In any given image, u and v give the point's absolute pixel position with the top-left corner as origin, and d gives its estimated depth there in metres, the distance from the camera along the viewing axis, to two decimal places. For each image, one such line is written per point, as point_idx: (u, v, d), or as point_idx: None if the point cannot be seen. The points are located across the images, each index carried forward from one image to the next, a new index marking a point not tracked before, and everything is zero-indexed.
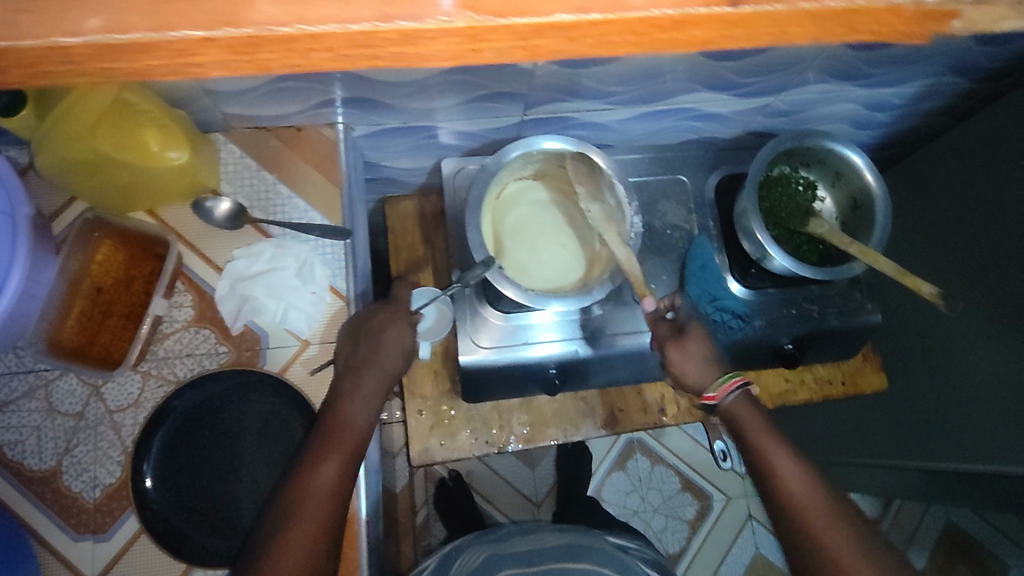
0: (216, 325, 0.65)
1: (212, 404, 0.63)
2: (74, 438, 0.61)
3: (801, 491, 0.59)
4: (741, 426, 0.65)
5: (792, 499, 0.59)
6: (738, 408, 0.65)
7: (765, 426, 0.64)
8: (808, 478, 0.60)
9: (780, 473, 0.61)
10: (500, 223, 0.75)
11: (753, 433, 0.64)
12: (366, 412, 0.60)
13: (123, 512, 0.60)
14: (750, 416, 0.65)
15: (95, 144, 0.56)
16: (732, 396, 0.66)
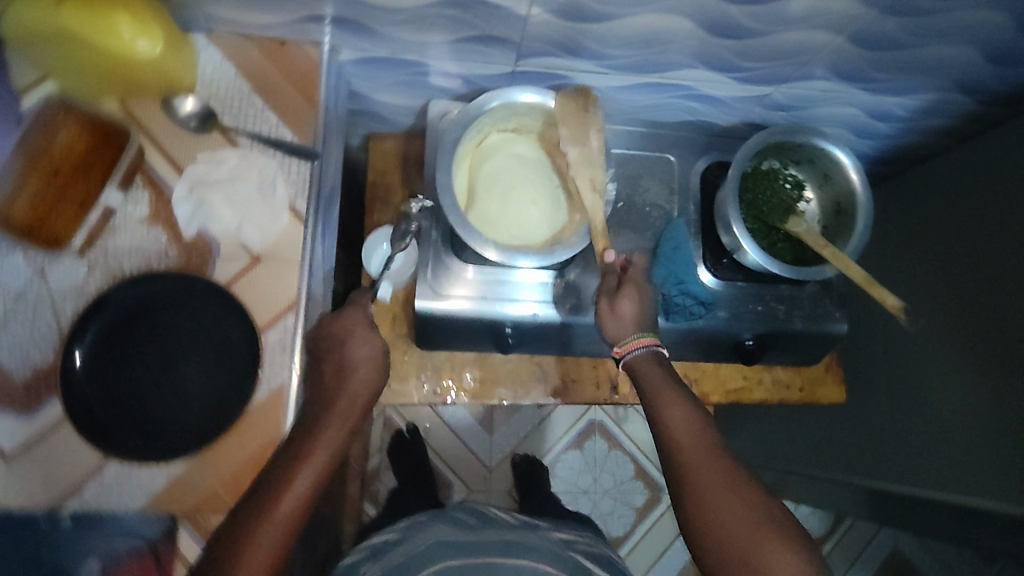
0: (169, 226, 0.64)
1: (155, 306, 0.62)
2: (12, 315, 0.61)
3: (692, 448, 0.58)
4: (641, 380, 0.64)
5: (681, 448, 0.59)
6: (641, 365, 0.64)
7: (666, 382, 0.63)
8: (702, 437, 0.59)
9: (674, 433, 0.60)
10: (475, 172, 0.75)
11: (652, 387, 0.63)
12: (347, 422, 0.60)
13: (48, 397, 0.60)
14: (652, 371, 0.64)
15: (62, 20, 0.54)
16: (642, 354, 0.65)
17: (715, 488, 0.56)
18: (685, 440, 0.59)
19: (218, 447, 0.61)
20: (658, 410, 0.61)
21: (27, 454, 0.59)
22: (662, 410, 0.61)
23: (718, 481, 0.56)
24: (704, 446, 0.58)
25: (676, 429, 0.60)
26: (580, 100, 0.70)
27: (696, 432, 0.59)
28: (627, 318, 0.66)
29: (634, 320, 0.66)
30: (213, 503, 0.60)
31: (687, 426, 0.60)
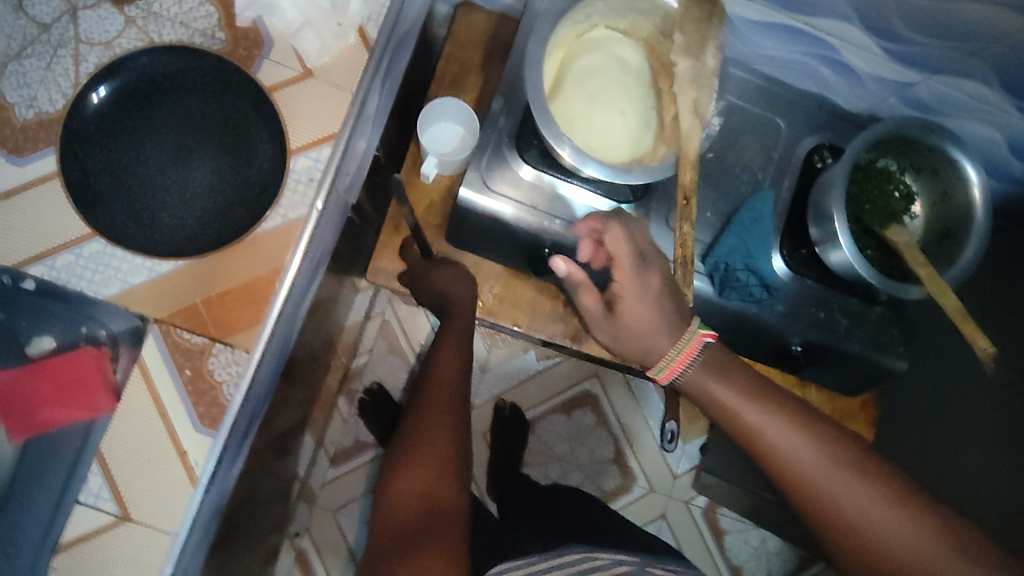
0: (222, 5, 0.56)
1: (184, 87, 0.55)
2: (30, 46, 0.56)
3: (763, 429, 0.59)
4: (708, 393, 0.62)
5: (761, 440, 0.59)
6: (696, 379, 0.63)
7: (741, 390, 0.61)
8: (809, 441, 0.57)
9: (775, 449, 0.58)
10: (568, 62, 0.65)
11: (722, 399, 0.62)
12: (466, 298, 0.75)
13: (44, 147, 0.54)
14: (717, 385, 0.62)
15: None
16: (689, 367, 0.63)
17: (852, 498, 0.54)
18: (792, 450, 0.57)
19: (211, 258, 0.54)
20: (752, 427, 0.59)
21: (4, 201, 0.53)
22: (759, 426, 0.59)
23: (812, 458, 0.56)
24: (781, 428, 0.58)
25: (778, 440, 0.58)
26: (705, 8, 0.60)
27: (802, 440, 0.57)
28: (641, 329, 0.62)
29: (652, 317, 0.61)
30: (191, 316, 0.54)
31: (759, 414, 0.60)
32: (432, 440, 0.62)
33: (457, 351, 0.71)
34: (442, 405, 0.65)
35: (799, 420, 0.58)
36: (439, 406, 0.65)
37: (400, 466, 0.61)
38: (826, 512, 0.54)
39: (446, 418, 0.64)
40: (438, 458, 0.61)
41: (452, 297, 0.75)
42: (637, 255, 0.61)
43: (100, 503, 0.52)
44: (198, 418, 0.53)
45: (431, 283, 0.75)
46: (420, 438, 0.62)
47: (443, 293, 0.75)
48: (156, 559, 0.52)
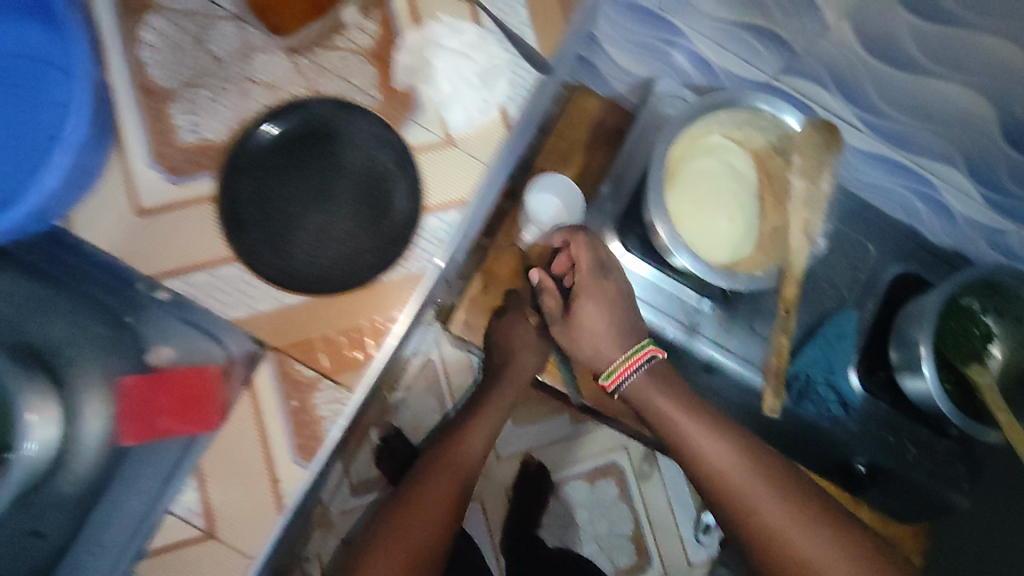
0: (383, 68, 0.61)
1: (337, 138, 0.59)
2: (202, 77, 0.59)
3: (703, 447, 0.65)
4: (653, 407, 0.67)
5: (693, 453, 0.66)
6: (646, 391, 0.67)
7: (677, 402, 0.67)
8: (735, 455, 0.65)
9: (708, 461, 0.65)
10: (684, 159, 0.66)
11: (665, 413, 0.66)
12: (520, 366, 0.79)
13: (202, 171, 0.57)
14: (664, 401, 0.67)
15: None
16: (638, 382, 0.67)
17: (772, 509, 0.63)
18: (718, 458, 0.65)
19: (335, 297, 0.57)
20: (685, 436, 0.66)
21: (154, 215, 0.57)
22: (685, 428, 0.66)
23: (740, 470, 0.64)
24: (716, 445, 0.65)
25: (710, 452, 0.65)
26: (826, 136, 0.62)
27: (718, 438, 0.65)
28: (595, 331, 0.68)
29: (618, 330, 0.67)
30: (305, 348, 0.57)
31: (695, 427, 0.66)
32: (426, 513, 0.69)
33: (481, 430, 0.78)
34: (449, 480, 0.72)
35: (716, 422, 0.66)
36: (440, 485, 0.71)
37: (397, 523, 0.68)
38: (748, 521, 0.64)
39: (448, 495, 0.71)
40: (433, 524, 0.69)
41: (519, 360, 0.79)
42: (601, 268, 0.68)
43: (191, 517, 0.55)
44: (297, 448, 0.56)
45: (507, 338, 0.79)
46: (423, 499, 0.70)
47: (513, 351, 0.79)
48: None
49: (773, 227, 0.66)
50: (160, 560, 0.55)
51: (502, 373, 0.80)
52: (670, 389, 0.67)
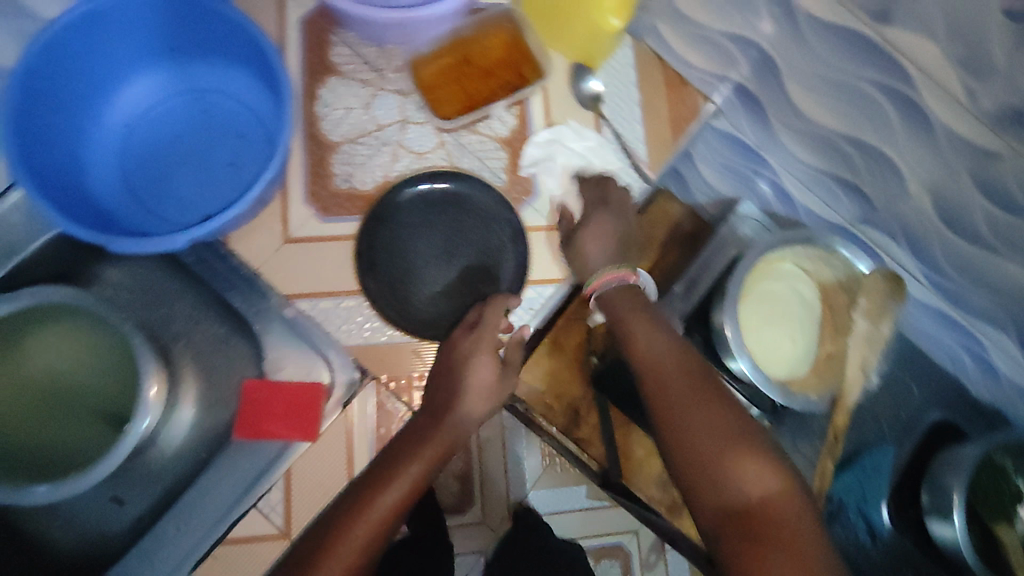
0: (511, 156, 0.72)
1: (464, 208, 0.68)
2: (362, 136, 0.70)
3: (654, 355, 0.56)
4: (614, 309, 0.60)
5: (646, 360, 0.57)
6: (613, 301, 0.61)
7: (637, 305, 0.60)
8: (688, 372, 0.54)
9: (666, 373, 0.55)
10: (758, 278, 0.72)
11: (625, 317, 0.59)
12: (473, 409, 0.58)
13: (348, 215, 0.67)
14: (631, 311, 0.59)
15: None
16: (614, 295, 0.61)
17: (711, 426, 0.51)
18: (662, 357, 0.56)
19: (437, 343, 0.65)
20: (647, 350, 0.57)
21: (299, 244, 0.66)
22: (629, 324, 0.59)
23: (684, 384, 0.54)
24: (670, 360, 0.55)
25: (667, 365, 0.55)
26: (890, 286, 0.69)
27: (664, 342, 0.57)
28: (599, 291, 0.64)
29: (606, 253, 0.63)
30: (400, 382, 0.65)
31: (648, 333, 0.58)
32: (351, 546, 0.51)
33: (423, 462, 0.56)
34: (381, 513, 0.53)
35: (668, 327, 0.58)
36: (381, 505, 0.54)
37: None
38: (661, 393, 0.54)
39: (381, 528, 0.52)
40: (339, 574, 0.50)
41: (458, 406, 0.58)
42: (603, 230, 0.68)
43: (271, 514, 0.61)
44: None
45: (453, 374, 0.59)
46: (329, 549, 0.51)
47: (454, 392, 0.58)
48: None
49: (829, 356, 0.71)
50: (235, 547, 0.61)
51: (442, 414, 0.58)
52: (638, 298, 0.61)
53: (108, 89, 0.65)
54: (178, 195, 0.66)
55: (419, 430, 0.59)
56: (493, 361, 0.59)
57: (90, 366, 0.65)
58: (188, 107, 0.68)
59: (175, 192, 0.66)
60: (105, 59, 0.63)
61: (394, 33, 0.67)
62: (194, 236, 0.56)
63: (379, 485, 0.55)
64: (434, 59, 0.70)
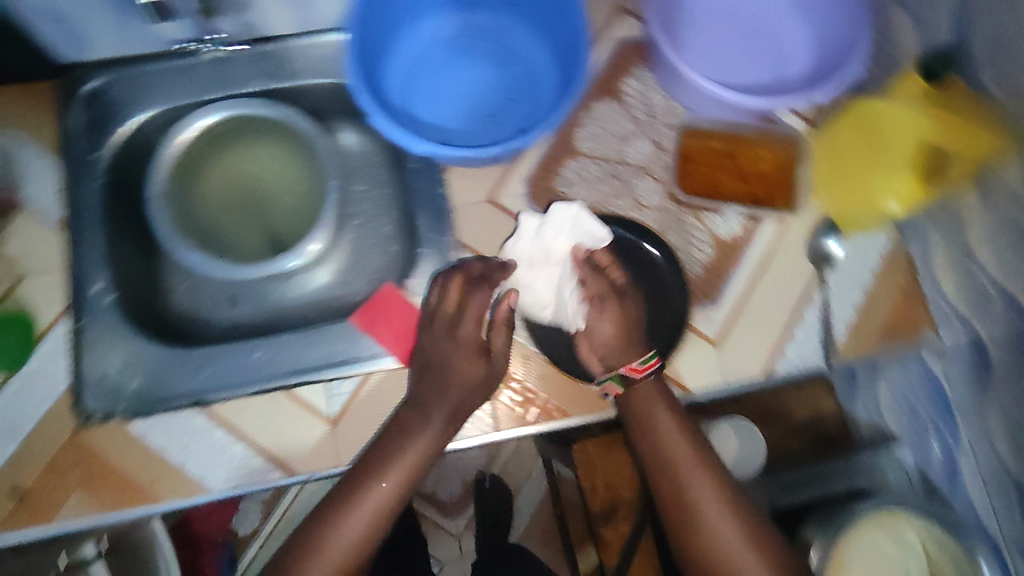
0: (715, 256, 0.69)
1: (643, 271, 0.67)
2: (606, 159, 0.71)
3: (692, 480, 0.60)
4: (647, 419, 0.62)
5: (683, 483, 0.61)
6: (647, 408, 0.62)
7: (675, 419, 0.62)
8: (712, 486, 0.60)
9: (696, 494, 0.60)
10: (871, 531, 0.61)
11: (659, 431, 0.62)
12: (452, 404, 0.61)
13: (551, 213, 0.69)
14: (661, 410, 0.62)
15: (867, 163, 0.68)
16: (641, 384, 0.63)
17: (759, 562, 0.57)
18: (676, 450, 0.61)
19: (548, 364, 0.65)
20: (669, 448, 0.62)
21: (498, 208, 0.69)
22: (666, 440, 0.62)
23: (724, 512, 0.59)
24: (712, 489, 0.60)
25: (685, 463, 0.61)
26: None
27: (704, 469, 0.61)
28: (653, 414, 0.62)
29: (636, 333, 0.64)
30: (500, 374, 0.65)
31: (685, 452, 0.61)
32: (355, 536, 0.58)
33: (405, 465, 0.59)
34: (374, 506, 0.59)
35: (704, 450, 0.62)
36: (371, 499, 0.59)
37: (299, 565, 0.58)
38: (679, 494, 0.60)
39: (376, 519, 0.59)
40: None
41: (439, 402, 0.61)
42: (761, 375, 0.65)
43: (332, 398, 0.63)
44: None
45: (430, 365, 0.62)
46: (331, 538, 0.58)
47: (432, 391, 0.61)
48: (322, 467, 0.61)
49: None
50: (286, 401, 0.62)
51: (414, 413, 0.60)
52: (677, 409, 0.63)
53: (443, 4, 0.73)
54: (434, 107, 0.73)
55: (392, 433, 0.60)
56: (478, 362, 0.62)
57: (281, 179, 0.75)
58: (484, 49, 0.74)
59: (433, 103, 0.73)
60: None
61: (695, 95, 0.69)
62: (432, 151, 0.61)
63: (359, 486, 0.59)
64: (699, 139, 0.71)
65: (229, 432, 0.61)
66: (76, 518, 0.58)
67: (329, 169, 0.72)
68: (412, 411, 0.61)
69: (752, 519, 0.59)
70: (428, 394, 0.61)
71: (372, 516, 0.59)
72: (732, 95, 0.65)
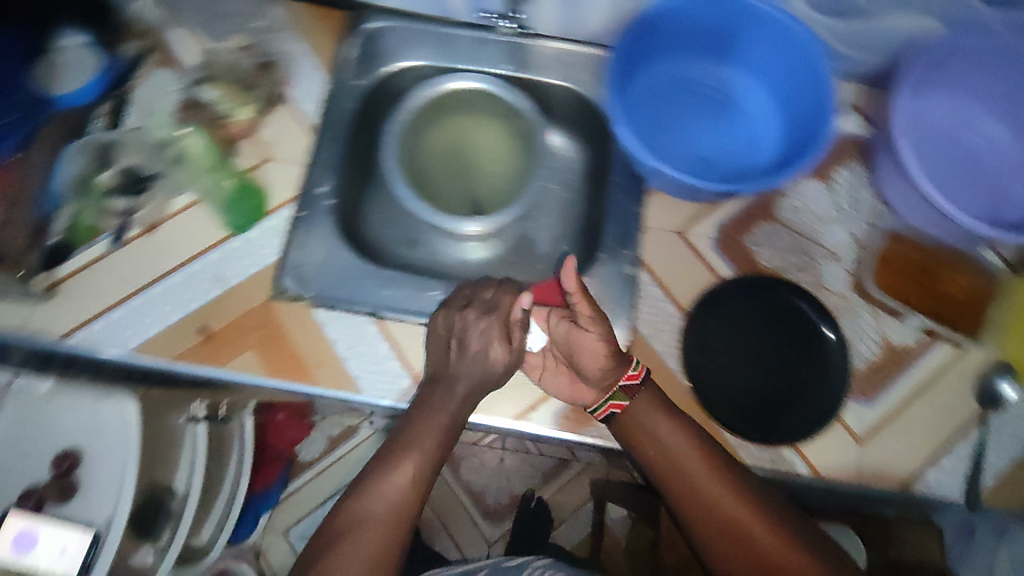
0: (885, 357, 0.67)
1: (811, 346, 0.67)
2: (800, 232, 0.72)
3: (710, 484, 0.60)
4: (650, 426, 0.62)
5: (703, 490, 0.60)
6: (644, 417, 0.62)
7: (672, 421, 0.62)
8: (735, 492, 0.59)
9: (720, 500, 0.59)
10: None
11: (664, 439, 0.61)
12: (466, 399, 0.62)
13: (734, 262, 0.71)
14: (659, 416, 0.62)
15: None
16: (639, 400, 0.63)
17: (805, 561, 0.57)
18: (687, 463, 0.60)
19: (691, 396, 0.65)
20: (678, 457, 0.61)
21: (685, 241, 0.72)
22: (673, 450, 0.61)
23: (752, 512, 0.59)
24: (733, 492, 0.59)
25: (699, 472, 0.60)
26: None
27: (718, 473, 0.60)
28: (661, 431, 0.62)
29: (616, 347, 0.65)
30: None
31: (697, 461, 0.60)
32: (381, 520, 0.58)
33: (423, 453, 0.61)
34: (396, 490, 0.59)
35: (711, 451, 0.61)
36: (395, 481, 0.60)
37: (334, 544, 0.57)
38: (700, 504, 0.60)
39: (399, 501, 0.59)
40: (392, 542, 0.58)
41: (454, 393, 0.62)
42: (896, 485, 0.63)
43: None
44: (565, 415, 0.66)
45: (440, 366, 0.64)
46: (360, 518, 0.58)
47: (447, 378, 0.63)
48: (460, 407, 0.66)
49: None
50: None
51: (428, 405, 0.63)
52: (670, 407, 0.63)
53: (744, 76, 0.74)
54: (655, 124, 0.74)
55: (417, 412, 0.62)
56: (504, 349, 0.63)
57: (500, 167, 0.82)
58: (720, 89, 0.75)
59: (656, 120, 0.74)
60: (763, 62, 0.72)
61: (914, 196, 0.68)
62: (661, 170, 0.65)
63: (387, 465, 0.60)
64: (901, 246, 0.72)
65: (391, 348, 0.68)
66: (243, 371, 0.66)
67: (535, 175, 0.78)
68: (437, 386, 0.63)
69: (781, 514, 0.59)
70: (455, 369, 0.63)
71: (396, 500, 0.59)
72: (961, 216, 0.62)
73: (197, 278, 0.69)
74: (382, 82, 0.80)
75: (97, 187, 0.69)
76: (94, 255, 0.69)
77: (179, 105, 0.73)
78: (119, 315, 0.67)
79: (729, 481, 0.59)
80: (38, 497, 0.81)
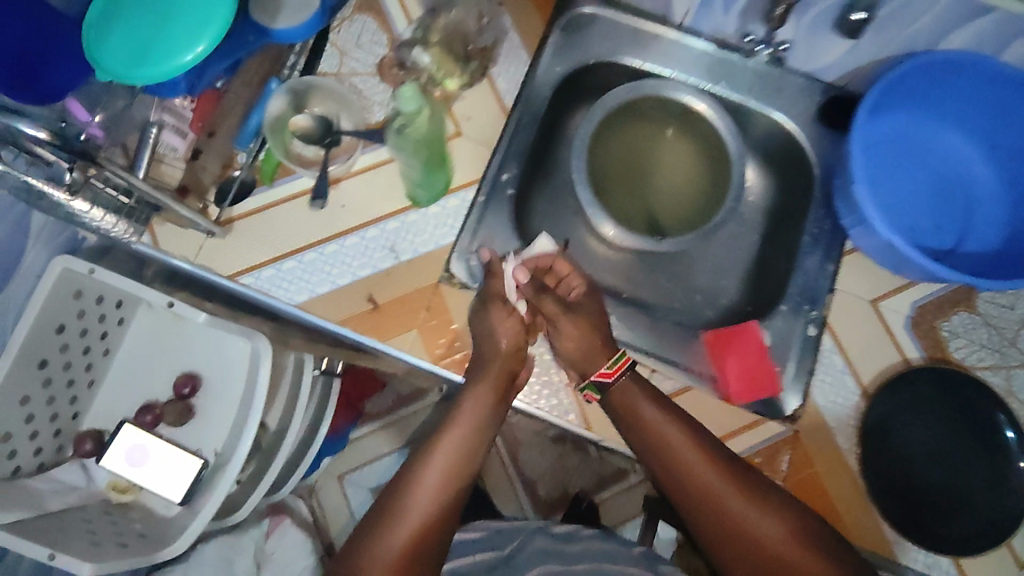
0: None
1: (990, 458, 0.64)
2: (999, 328, 0.66)
3: (707, 477, 0.59)
4: (643, 417, 0.61)
5: (701, 482, 0.59)
6: (635, 407, 0.61)
7: (664, 411, 0.61)
8: (734, 486, 0.58)
9: (721, 493, 0.58)
10: None
11: (659, 430, 0.60)
12: (491, 395, 0.62)
13: (923, 347, 0.66)
14: (648, 407, 0.61)
15: None
16: (619, 380, 0.63)
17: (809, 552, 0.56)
18: (685, 457, 0.59)
19: (856, 480, 0.63)
20: (671, 450, 0.60)
21: (875, 313, 0.67)
22: (669, 442, 0.60)
23: (751, 505, 0.58)
24: (733, 486, 0.58)
25: (679, 443, 0.60)
26: None
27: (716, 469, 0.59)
28: (654, 418, 0.61)
29: (596, 339, 0.64)
30: (798, 460, 0.64)
31: (695, 455, 0.59)
32: (414, 521, 0.57)
33: (449, 452, 0.61)
34: (428, 488, 0.59)
35: (705, 443, 0.60)
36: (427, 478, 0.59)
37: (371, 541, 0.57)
38: (704, 502, 0.59)
39: (433, 498, 0.59)
40: (424, 542, 0.57)
41: (482, 381, 0.62)
42: None
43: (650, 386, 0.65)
44: None
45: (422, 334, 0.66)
46: (398, 517, 0.57)
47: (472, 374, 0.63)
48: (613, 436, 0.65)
49: None
50: None
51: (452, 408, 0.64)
52: (657, 395, 0.62)
53: (983, 162, 0.68)
54: (882, 183, 0.69)
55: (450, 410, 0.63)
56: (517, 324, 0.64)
57: (676, 185, 0.76)
58: (955, 162, 0.69)
59: (883, 179, 0.70)
60: (1014, 148, 0.66)
61: None
62: (895, 239, 0.60)
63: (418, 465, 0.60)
64: None
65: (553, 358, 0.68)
66: (408, 351, 0.65)
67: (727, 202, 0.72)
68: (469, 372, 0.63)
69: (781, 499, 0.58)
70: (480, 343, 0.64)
71: (429, 498, 0.58)
72: None
73: (370, 246, 0.67)
74: (601, 64, 0.74)
75: (290, 128, 0.66)
76: (274, 196, 0.67)
77: (381, 60, 0.70)
78: (287, 267, 0.66)
79: (704, 449, 0.60)
80: (156, 414, 0.81)
